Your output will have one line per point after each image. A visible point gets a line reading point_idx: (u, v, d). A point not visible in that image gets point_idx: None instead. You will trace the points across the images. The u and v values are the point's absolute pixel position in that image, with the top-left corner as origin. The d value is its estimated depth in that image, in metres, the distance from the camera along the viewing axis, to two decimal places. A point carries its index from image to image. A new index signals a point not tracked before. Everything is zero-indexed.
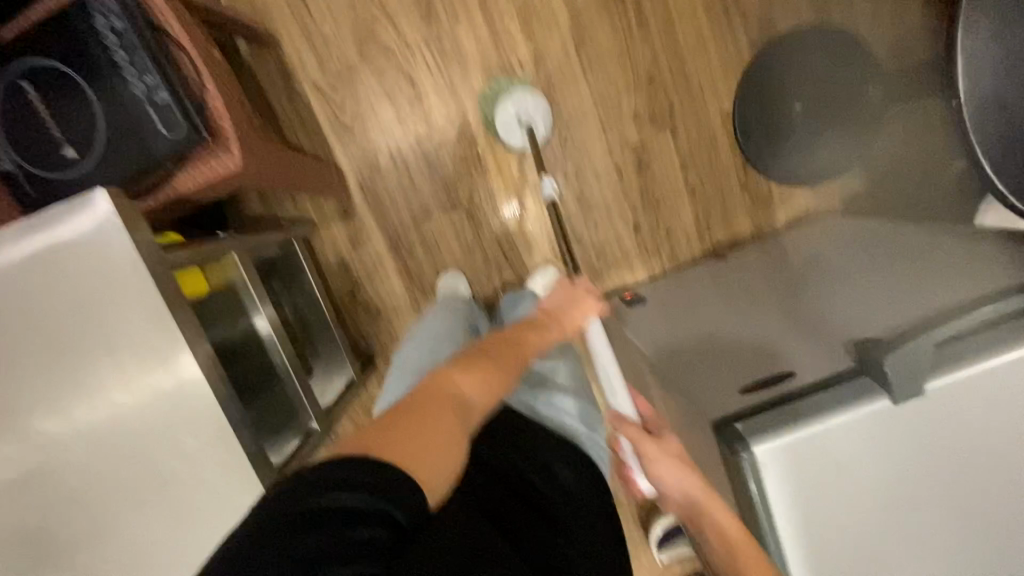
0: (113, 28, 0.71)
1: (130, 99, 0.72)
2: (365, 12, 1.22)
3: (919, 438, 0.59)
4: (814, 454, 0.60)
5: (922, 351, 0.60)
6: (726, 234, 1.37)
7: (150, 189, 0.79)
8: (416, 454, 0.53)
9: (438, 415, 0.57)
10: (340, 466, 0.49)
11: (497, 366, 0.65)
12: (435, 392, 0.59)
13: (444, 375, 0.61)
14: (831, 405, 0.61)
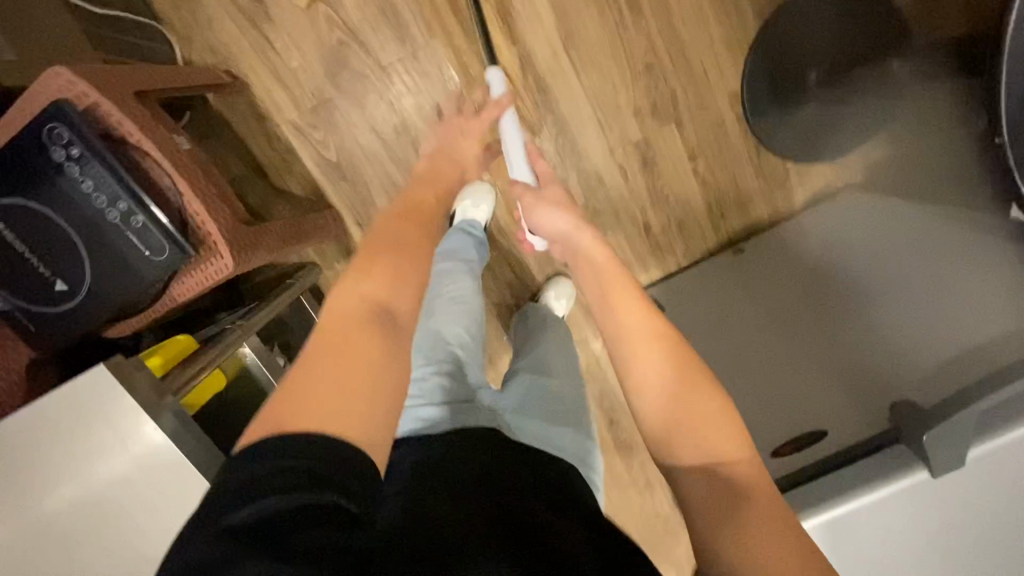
0: (74, 158, 0.68)
1: (107, 227, 0.70)
2: (332, 37, 1.12)
3: (966, 506, 0.59)
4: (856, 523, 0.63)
5: (965, 424, 0.57)
6: (742, 220, 1.30)
7: (149, 303, 0.78)
8: (337, 400, 0.47)
9: (354, 332, 0.53)
10: (280, 447, 0.43)
11: (399, 262, 0.62)
12: (339, 311, 0.55)
13: (342, 290, 0.57)
14: (874, 475, 0.63)
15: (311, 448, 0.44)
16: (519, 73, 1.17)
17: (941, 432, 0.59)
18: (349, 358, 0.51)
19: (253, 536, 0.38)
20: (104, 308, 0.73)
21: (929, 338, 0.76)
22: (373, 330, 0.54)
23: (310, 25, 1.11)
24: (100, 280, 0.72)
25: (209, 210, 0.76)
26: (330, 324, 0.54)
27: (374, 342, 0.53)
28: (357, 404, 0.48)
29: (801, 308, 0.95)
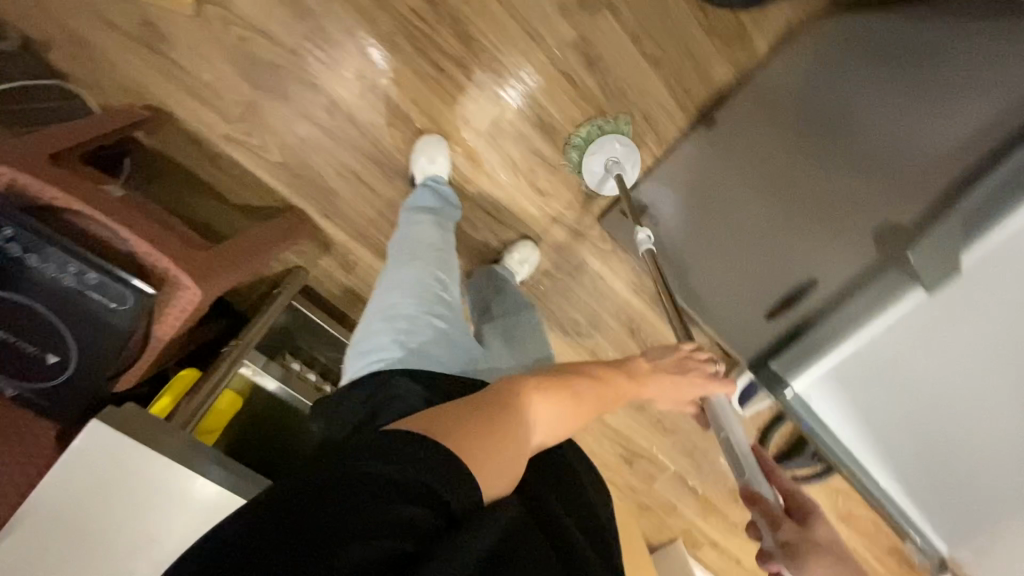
0: (8, 238, 0.69)
1: (68, 292, 0.72)
2: (231, 37, 1.07)
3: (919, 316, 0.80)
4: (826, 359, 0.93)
5: (943, 238, 0.75)
6: (707, 90, 1.22)
7: (138, 351, 0.80)
8: (474, 453, 0.51)
9: (512, 429, 0.57)
10: (395, 439, 0.48)
11: (576, 396, 0.68)
12: (515, 404, 0.60)
13: (524, 392, 0.62)
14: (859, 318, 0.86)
15: (416, 442, 0.48)
16: (430, 10, 1.10)
17: (925, 249, 0.76)
18: (501, 444, 0.54)
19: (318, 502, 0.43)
20: (100, 366, 0.77)
21: (918, 166, 0.79)
22: (521, 427, 0.59)
23: (205, 31, 1.06)
24: (82, 341, 0.75)
25: (158, 246, 0.77)
26: (492, 404, 0.58)
27: (518, 446, 0.57)
28: (490, 469, 0.52)
29: (782, 176, 0.98)
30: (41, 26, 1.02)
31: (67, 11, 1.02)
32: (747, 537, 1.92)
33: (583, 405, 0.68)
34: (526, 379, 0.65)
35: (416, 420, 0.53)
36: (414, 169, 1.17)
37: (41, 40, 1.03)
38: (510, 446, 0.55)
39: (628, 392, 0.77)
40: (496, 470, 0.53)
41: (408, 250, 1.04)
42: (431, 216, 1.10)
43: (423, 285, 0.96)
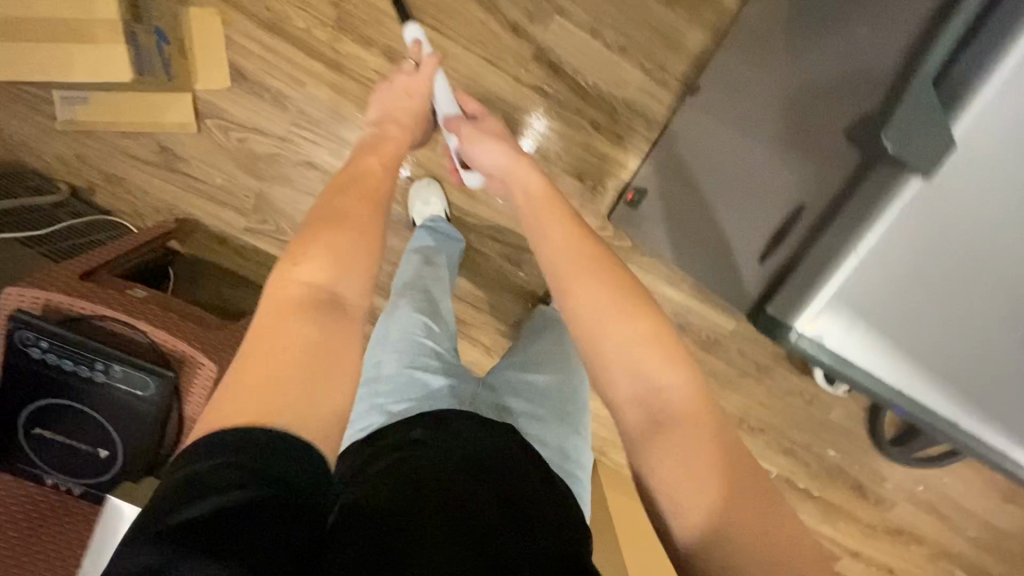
0: (46, 350, 0.78)
1: (103, 388, 0.80)
2: (232, 140, 1.19)
3: (939, 213, 0.55)
4: (840, 301, 0.64)
5: (921, 104, 0.53)
6: (685, 61, 1.17)
7: (177, 433, 0.85)
8: (264, 393, 0.49)
9: (302, 326, 0.54)
10: (206, 446, 0.46)
11: (352, 240, 0.62)
12: (288, 304, 0.56)
13: (282, 281, 0.57)
14: (853, 226, 0.59)
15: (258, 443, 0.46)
16: (393, 66, 1.16)
17: (897, 124, 0.54)
18: (293, 349, 0.52)
19: (206, 533, 0.41)
20: (142, 453, 0.83)
21: (887, 40, 0.62)
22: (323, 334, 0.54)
23: (210, 141, 1.19)
24: (124, 432, 0.82)
25: (174, 332, 0.84)
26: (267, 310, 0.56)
27: (327, 327, 0.55)
28: (307, 402, 0.50)
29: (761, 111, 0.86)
30: (84, 174, 1.20)
31: (99, 156, 1.19)
32: (885, 534, 1.66)
33: (366, 235, 0.64)
34: (291, 261, 0.59)
35: (211, 404, 0.48)
36: (413, 214, 1.25)
37: (85, 186, 1.20)
38: (317, 345, 0.54)
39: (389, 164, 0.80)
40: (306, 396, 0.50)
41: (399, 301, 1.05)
42: (422, 260, 1.12)
43: (407, 337, 0.97)
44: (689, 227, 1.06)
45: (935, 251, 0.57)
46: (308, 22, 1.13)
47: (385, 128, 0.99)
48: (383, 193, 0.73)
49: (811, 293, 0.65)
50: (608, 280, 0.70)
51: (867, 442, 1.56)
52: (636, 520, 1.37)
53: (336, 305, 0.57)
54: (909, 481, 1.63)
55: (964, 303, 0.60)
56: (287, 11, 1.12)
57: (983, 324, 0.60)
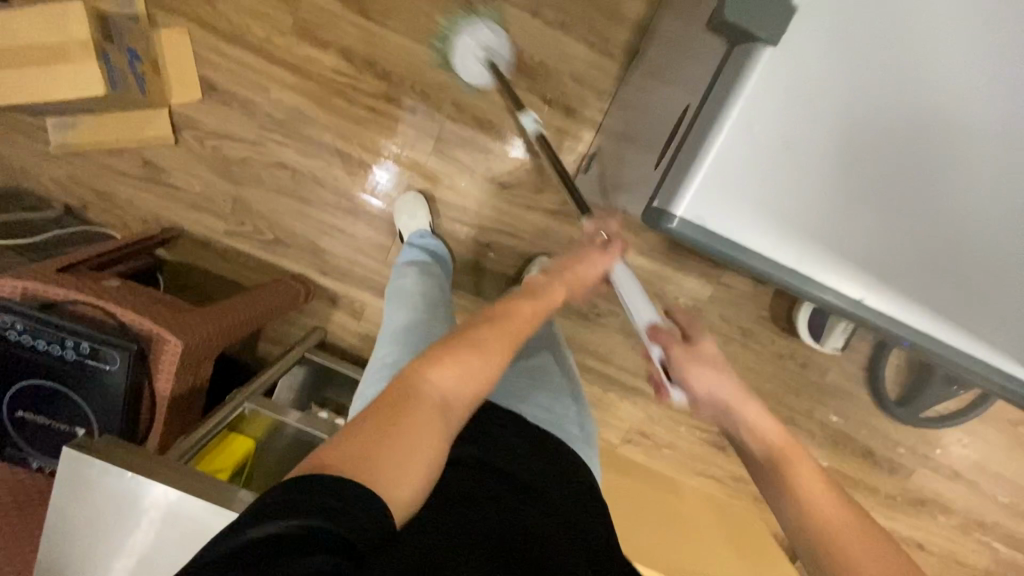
0: (21, 332, 0.83)
1: (76, 366, 0.84)
2: (207, 148, 1.27)
3: (805, 62, 0.49)
4: (736, 180, 0.51)
5: None
6: (626, 30, 1.21)
7: (150, 410, 0.89)
8: (364, 465, 0.51)
9: (416, 417, 0.57)
10: (307, 486, 0.47)
11: (479, 350, 0.65)
12: (412, 393, 0.59)
13: (417, 374, 0.61)
14: (728, 89, 0.50)
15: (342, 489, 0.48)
16: (349, 65, 1.23)
17: None
18: (400, 430, 0.56)
19: (273, 553, 0.43)
20: (116, 428, 0.87)
21: None
22: (422, 423, 0.57)
23: (188, 151, 1.28)
24: (97, 408, 0.86)
25: (139, 311, 0.87)
26: (393, 392, 0.59)
27: (432, 433, 0.58)
28: (400, 485, 0.52)
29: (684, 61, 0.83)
30: (78, 194, 1.30)
31: (90, 176, 1.29)
32: (908, 503, 1.57)
33: (493, 352, 0.66)
34: (423, 360, 0.62)
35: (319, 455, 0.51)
36: (400, 229, 1.26)
37: (79, 205, 1.30)
38: (421, 434, 0.57)
39: (542, 312, 0.75)
40: (400, 476, 0.53)
41: (393, 302, 1.02)
42: (418, 267, 1.08)
43: (408, 329, 0.94)
44: (628, 172, 1.01)
45: (813, 106, 0.50)
46: (267, 31, 1.21)
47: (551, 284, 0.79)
48: (528, 332, 0.72)
49: (701, 171, 0.51)
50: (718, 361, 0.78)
51: (871, 405, 1.49)
52: (630, 495, 1.33)
53: (449, 406, 0.60)
54: (925, 446, 1.54)
55: (867, 169, 0.52)
56: (248, 23, 1.21)
57: (890, 194, 0.53)
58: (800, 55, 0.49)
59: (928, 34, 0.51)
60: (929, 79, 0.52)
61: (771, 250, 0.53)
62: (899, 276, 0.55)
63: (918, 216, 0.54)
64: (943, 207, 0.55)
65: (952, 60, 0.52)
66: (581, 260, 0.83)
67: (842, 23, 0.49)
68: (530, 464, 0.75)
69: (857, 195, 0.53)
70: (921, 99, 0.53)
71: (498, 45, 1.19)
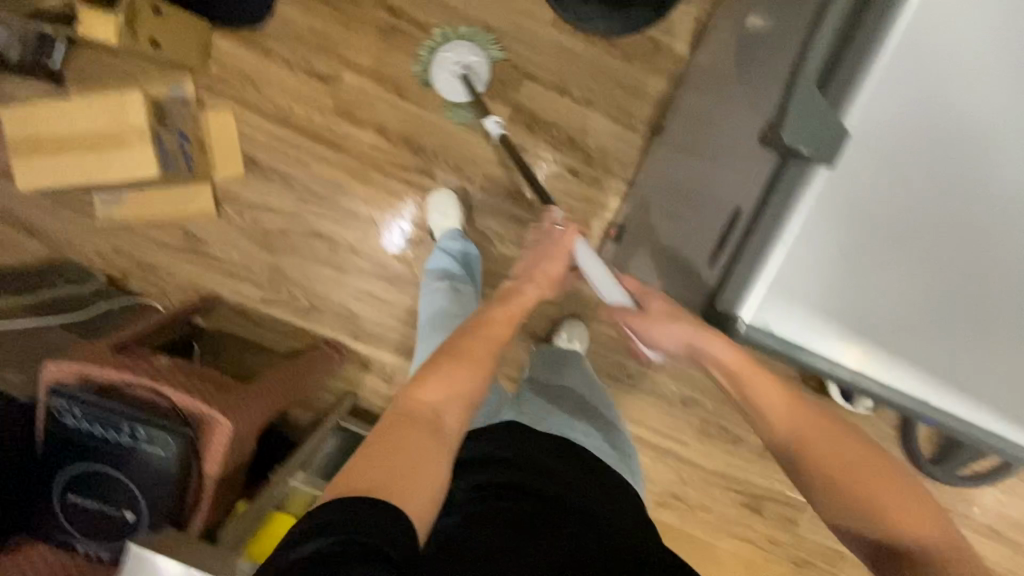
0: (81, 417, 0.86)
1: (128, 450, 0.86)
2: (247, 220, 1.32)
3: (862, 178, 0.53)
4: (796, 285, 0.54)
5: (811, 91, 0.51)
6: (649, 106, 1.27)
7: (196, 492, 0.90)
8: (380, 480, 0.56)
9: (416, 432, 0.62)
10: (352, 505, 0.52)
11: (463, 360, 0.71)
12: (406, 413, 0.64)
13: (405, 395, 0.66)
14: (789, 203, 0.53)
15: (363, 505, 0.52)
16: (385, 141, 1.29)
17: (799, 112, 0.51)
18: (404, 447, 0.60)
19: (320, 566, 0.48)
20: (165, 511, 0.87)
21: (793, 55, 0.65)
22: (422, 441, 0.62)
23: (227, 223, 1.32)
24: (147, 492, 0.86)
25: (191, 393, 0.89)
26: (393, 420, 0.64)
27: (433, 445, 0.62)
28: (416, 494, 0.57)
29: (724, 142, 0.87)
30: (120, 265, 1.34)
31: (133, 247, 1.33)
32: None
33: (476, 362, 0.71)
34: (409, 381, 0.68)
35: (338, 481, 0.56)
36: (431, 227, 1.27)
37: (120, 275, 1.34)
38: (425, 448, 0.61)
39: (516, 315, 0.81)
40: (414, 484, 0.58)
41: (428, 324, 1.09)
42: (447, 282, 1.14)
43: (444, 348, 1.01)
44: (657, 237, 1.04)
45: (869, 217, 0.53)
46: (309, 112, 1.28)
47: (522, 287, 0.85)
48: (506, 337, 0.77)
49: (762, 276, 0.54)
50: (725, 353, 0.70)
51: (904, 463, 1.47)
52: None
53: (445, 420, 0.65)
54: (962, 504, 1.50)
55: (924, 272, 0.55)
56: (290, 105, 1.27)
57: (944, 295, 0.56)
58: (860, 174, 0.52)
59: (989, 148, 0.54)
60: (988, 188, 0.54)
61: (826, 347, 0.56)
62: (948, 368, 0.58)
63: (971, 313, 0.57)
64: (998, 305, 0.57)
65: (1012, 170, 0.54)
66: (539, 261, 0.88)
67: (897, 141, 0.52)
68: (566, 470, 0.77)
69: (912, 297, 0.55)
70: (983, 206, 0.54)
71: (476, 63, 1.23)
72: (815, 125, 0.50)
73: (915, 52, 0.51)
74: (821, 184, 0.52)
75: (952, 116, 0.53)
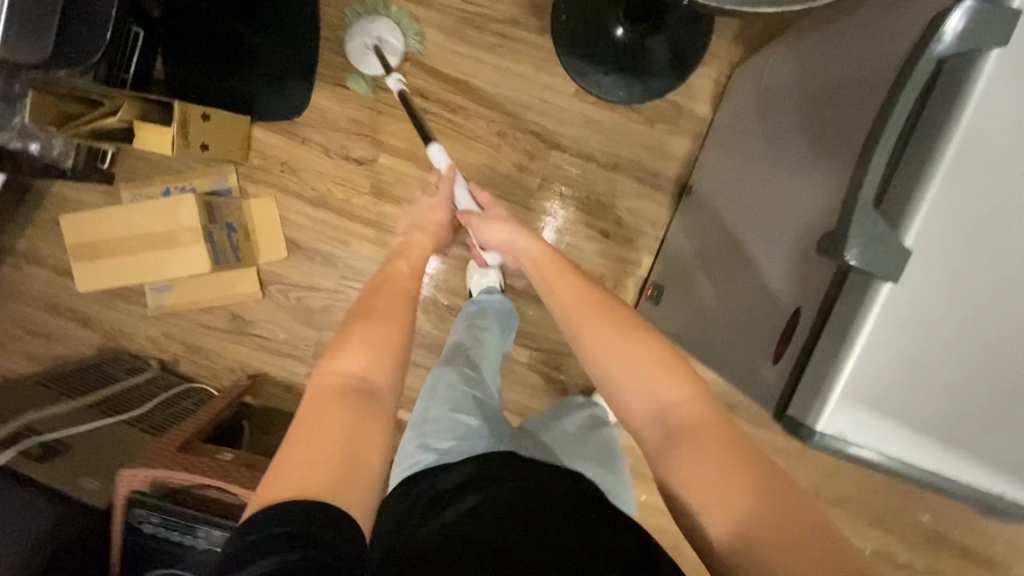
0: (159, 524, 0.90)
1: (206, 554, 0.90)
2: (291, 299, 1.36)
3: (924, 292, 0.55)
4: (865, 392, 0.57)
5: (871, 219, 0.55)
6: (675, 166, 1.31)
7: None
8: (312, 477, 0.53)
9: (342, 411, 0.59)
10: (283, 512, 0.50)
11: (384, 323, 0.67)
12: (328, 393, 0.60)
13: (326, 372, 0.62)
14: (852, 319, 0.56)
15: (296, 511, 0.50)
16: None
17: (860, 239, 0.54)
18: (331, 434, 0.57)
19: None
20: None
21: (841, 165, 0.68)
22: (348, 422, 0.58)
23: (271, 302, 1.36)
24: None
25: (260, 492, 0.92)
26: (315, 403, 0.60)
27: (359, 422, 0.59)
28: (349, 488, 0.54)
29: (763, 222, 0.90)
30: (171, 350, 1.38)
31: (182, 332, 1.38)
32: None
33: (393, 318, 0.67)
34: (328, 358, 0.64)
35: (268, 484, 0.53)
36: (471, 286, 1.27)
37: (171, 359, 1.38)
38: (354, 429, 0.58)
39: (419, 266, 0.78)
40: (344, 473, 0.55)
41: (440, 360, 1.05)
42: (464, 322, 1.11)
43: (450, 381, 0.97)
44: (690, 302, 1.07)
45: (935, 327, 0.56)
46: (346, 194, 1.33)
47: (413, 237, 0.82)
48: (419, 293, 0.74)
49: (832, 386, 0.57)
50: (622, 332, 0.68)
51: None
52: None
53: (380, 389, 0.63)
54: None
55: (1000, 375, 0.56)
56: (328, 187, 1.33)
57: None
58: (922, 289, 0.55)
59: None
60: None
61: (900, 448, 0.58)
62: None
63: None
64: None
65: None
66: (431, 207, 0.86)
67: (958, 256, 0.55)
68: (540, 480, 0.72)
69: (989, 398, 0.56)
70: None
71: (392, 41, 1.25)
72: (878, 250, 0.54)
73: (968, 175, 0.54)
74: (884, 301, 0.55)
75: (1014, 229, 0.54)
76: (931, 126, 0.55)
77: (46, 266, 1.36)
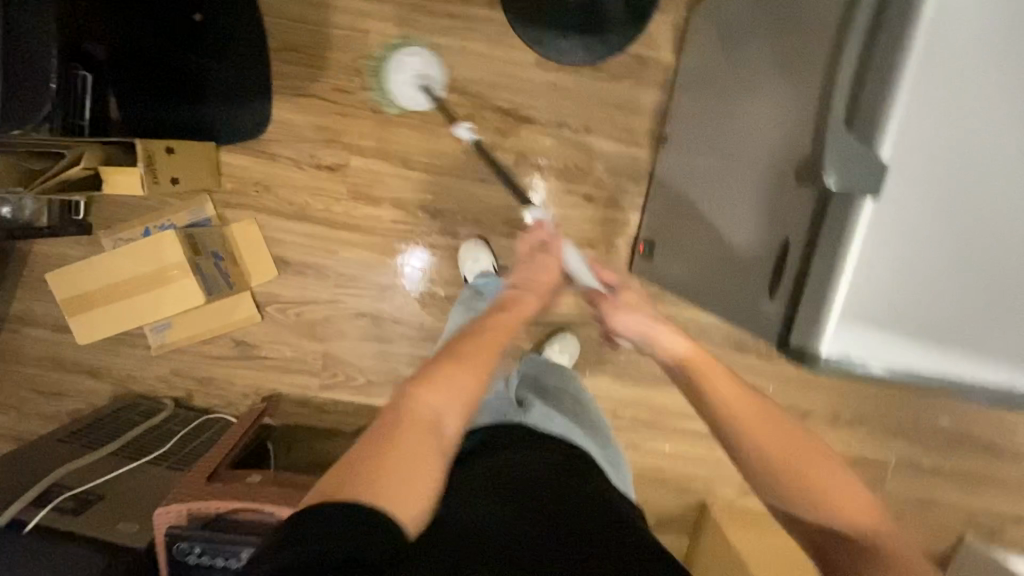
0: (199, 552, 0.92)
1: None
2: (291, 316, 1.37)
3: (908, 201, 0.56)
4: (862, 308, 0.58)
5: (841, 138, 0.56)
6: (647, 119, 1.29)
7: None
8: (368, 486, 0.52)
9: (413, 436, 0.56)
10: (326, 516, 0.50)
11: (466, 363, 0.61)
12: (403, 414, 0.58)
13: (412, 396, 0.58)
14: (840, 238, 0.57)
15: (330, 513, 0.50)
16: (402, 212, 1.32)
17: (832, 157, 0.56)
18: (399, 451, 0.55)
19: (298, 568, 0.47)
20: None
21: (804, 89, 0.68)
22: (416, 441, 0.56)
23: (272, 323, 1.37)
24: None
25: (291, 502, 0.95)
26: (388, 422, 0.57)
27: (428, 450, 0.56)
28: (404, 502, 0.53)
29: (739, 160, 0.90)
30: (183, 387, 1.39)
31: (190, 367, 1.39)
32: None
33: (476, 362, 0.62)
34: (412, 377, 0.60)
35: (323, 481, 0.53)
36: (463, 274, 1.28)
37: (185, 395, 1.40)
38: (417, 451, 0.56)
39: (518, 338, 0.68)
40: (402, 486, 0.54)
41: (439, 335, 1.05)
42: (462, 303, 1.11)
43: None
44: (682, 252, 1.07)
45: (924, 234, 0.56)
46: (324, 202, 1.32)
47: (519, 303, 0.72)
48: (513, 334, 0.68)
49: (829, 306, 0.58)
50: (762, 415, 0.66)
51: None
52: None
53: (447, 426, 0.58)
54: None
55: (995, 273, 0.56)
56: (306, 200, 1.32)
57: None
58: (904, 198, 0.56)
59: None
60: None
61: (903, 357, 0.59)
62: None
63: None
64: None
65: None
66: (533, 268, 0.77)
67: (937, 160, 0.55)
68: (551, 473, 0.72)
69: (988, 298, 0.57)
70: None
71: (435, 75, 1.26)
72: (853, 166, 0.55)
73: (936, 79, 0.54)
74: (869, 215, 0.56)
75: (989, 123, 0.54)
76: (891, 35, 0.55)
77: (43, 325, 1.36)
